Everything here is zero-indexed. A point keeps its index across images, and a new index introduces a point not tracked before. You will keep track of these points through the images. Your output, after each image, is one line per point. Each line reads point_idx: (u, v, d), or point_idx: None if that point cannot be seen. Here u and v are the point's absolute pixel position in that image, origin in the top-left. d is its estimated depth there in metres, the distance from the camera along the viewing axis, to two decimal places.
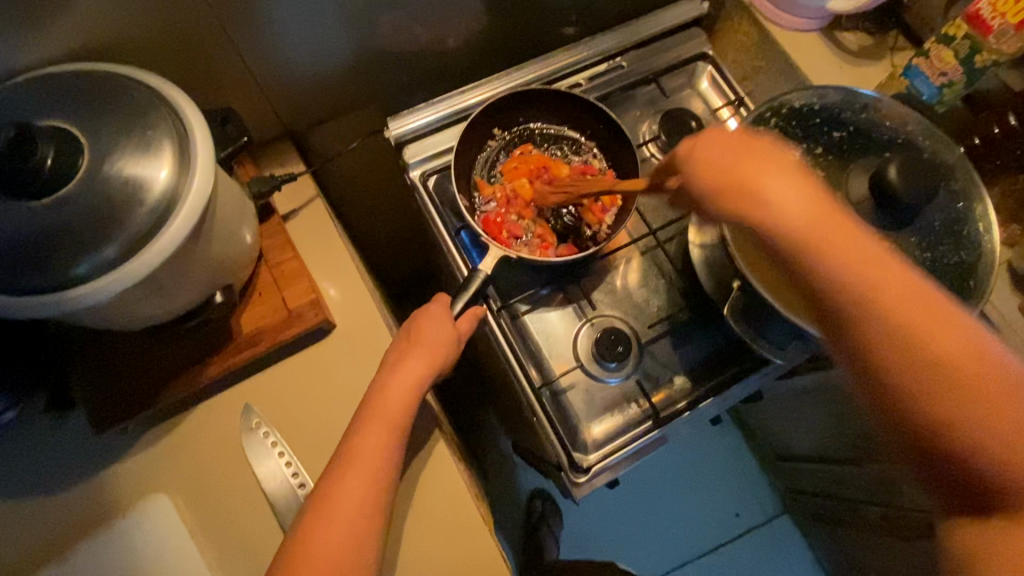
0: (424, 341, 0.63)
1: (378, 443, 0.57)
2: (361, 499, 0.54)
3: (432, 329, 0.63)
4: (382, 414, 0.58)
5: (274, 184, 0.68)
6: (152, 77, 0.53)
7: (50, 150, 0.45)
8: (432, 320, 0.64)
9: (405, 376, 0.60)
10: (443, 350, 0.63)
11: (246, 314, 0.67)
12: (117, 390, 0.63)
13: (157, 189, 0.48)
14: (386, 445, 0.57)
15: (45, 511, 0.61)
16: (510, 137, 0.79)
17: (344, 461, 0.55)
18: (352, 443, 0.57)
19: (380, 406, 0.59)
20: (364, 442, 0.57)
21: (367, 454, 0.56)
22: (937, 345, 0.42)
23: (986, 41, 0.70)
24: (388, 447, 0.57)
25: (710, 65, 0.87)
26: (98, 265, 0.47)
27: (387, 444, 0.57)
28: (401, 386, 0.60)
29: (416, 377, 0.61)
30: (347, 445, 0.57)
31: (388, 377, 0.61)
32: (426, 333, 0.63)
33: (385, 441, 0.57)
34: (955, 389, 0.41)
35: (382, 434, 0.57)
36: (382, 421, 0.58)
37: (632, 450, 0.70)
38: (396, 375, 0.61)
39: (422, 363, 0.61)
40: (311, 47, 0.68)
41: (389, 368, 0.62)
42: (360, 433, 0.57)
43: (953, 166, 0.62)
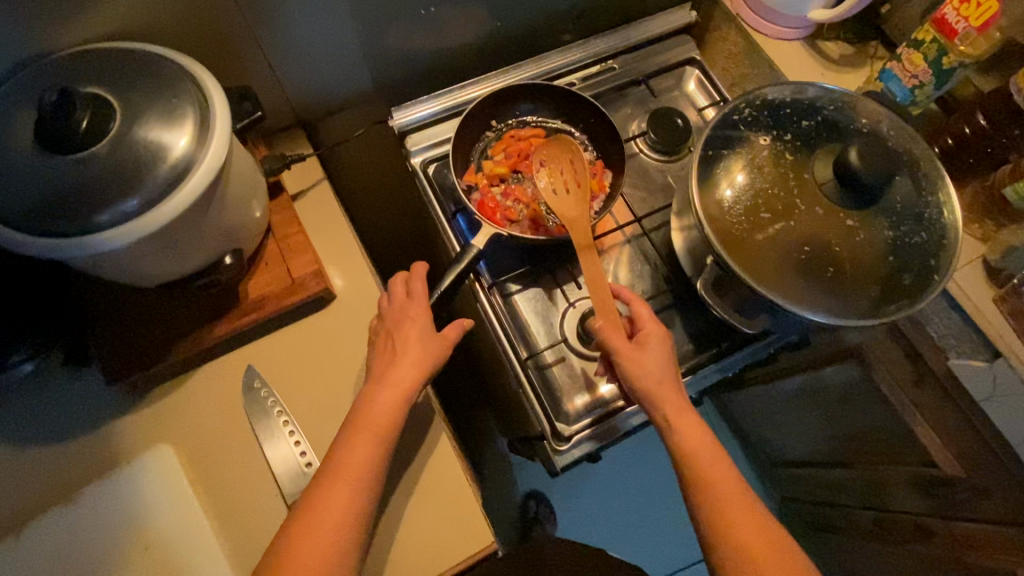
0: (412, 350, 0.64)
1: (366, 452, 0.59)
2: (346, 508, 0.56)
3: (418, 340, 0.65)
4: (367, 421, 0.60)
5: (284, 163, 0.74)
6: (178, 55, 0.59)
7: (85, 111, 0.51)
8: (418, 329, 0.66)
9: (394, 386, 0.62)
10: (430, 359, 0.65)
11: (253, 280, 0.72)
12: (130, 345, 0.67)
13: (178, 150, 0.53)
14: (373, 456, 0.59)
15: (57, 457, 0.66)
16: (505, 128, 0.85)
17: (332, 471, 0.57)
18: (341, 452, 0.58)
19: (368, 414, 0.61)
20: (353, 454, 0.58)
21: (355, 466, 0.58)
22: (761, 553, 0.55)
23: (952, 44, 0.74)
24: (376, 456, 0.59)
25: (697, 69, 0.93)
26: (119, 214, 0.52)
27: (372, 454, 0.59)
28: (392, 393, 0.62)
29: (405, 386, 0.63)
30: (336, 454, 0.58)
31: (375, 388, 0.62)
32: (411, 343, 0.65)
33: (371, 451, 0.59)
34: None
35: (368, 445, 0.59)
36: (370, 429, 0.60)
37: (611, 422, 0.73)
38: (385, 385, 0.62)
39: (414, 371, 0.63)
40: (324, 41, 0.75)
41: (378, 380, 0.63)
42: (350, 439, 0.59)
43: (916, 156, 0.67)
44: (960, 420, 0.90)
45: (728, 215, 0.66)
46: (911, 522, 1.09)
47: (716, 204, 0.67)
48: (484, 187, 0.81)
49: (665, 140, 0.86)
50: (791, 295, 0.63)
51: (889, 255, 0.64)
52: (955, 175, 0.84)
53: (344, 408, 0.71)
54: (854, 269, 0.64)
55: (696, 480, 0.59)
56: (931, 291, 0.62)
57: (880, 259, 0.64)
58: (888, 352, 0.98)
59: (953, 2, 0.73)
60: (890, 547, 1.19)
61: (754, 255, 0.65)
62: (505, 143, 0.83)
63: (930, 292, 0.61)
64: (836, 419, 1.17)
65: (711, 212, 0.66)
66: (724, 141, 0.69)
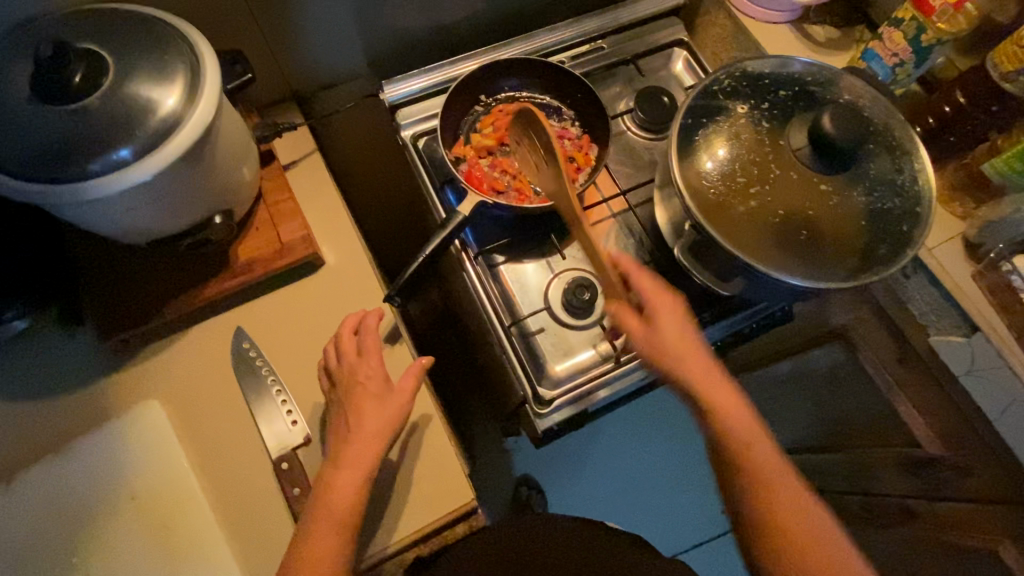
0: (367, 431, 0.63)
1: (332, 540, 0.58)
2: None
3: (371, 416, 0.63)
4: (328, 510, 0.59)
5: (276, 130, 0.76)
6: (172, 18, 0.61)
7: (80, 63, 0.52)
8: (370, 398, 0.64)
9: (352, 470, 0.61)
10: (385, 429, 0.63)
11: (243, 244, 0.73)
12: (122, 304, 0.69)
13: (168, 105, 0.55)
14: (339, 538, 0.59)
15: (49, 412, 0.67)
16: (494, 103, 0.87)
17: (298, 567, 0.57)
18: (304, 544, 0.58)
19: (329, 500, 0.60)
20: (317, 541, 0.58)
21: (323, 551, 0.58)
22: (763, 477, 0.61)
23: (930, 21, 0.76)
24: (340, 541, 0.58)
25: (685, 50, 0.95)
26: (110, 164, 0.53)
27: (337, 535, 0.59)
28: (350, 474, 0.61)
29: (364, 465, 0.61)
30: (301, 545, 0.58)
31: (333, 472, 0.61)
32: (366, 421, 0.63)
33: (336, 534, 0.59)
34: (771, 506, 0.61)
35: (332, 532, 0.59)
36: (331, 517, 0.59)
37: (590, 389, 0.74)
38: (341, 470, 0.61)
39: (371, 452, 0.62)
40: (317, 14, 0.76)
41: (335, 463, 0.62)
42: (312, 528, 0.59)
43: (891, 127, 0.69)
44: (941, 398, 0.92)
45: (707, 182, 0.68)
46: (897, 505, 1.10)
47: (695, 171, 0.68)
48: (473, 158, 0.82)
49: (652, 117, 0.88)
50: (767, 259, 0.65)
51: (864, 222, 0.66)
52: (936, 153, 0.86)
53: None
54: (830, 234, 0.65)
55: None
56: (903, 255, 0.63)
57: (855, 226, 0.65)
58: (873, 332, 0.99)
59: None
60: (875, 529, 1.20)
61: (731, 222, 0.66)
62: (489, 119, 0.85)
63: (902, 257, 0.63)
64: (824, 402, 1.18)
65: (690, 179, 0.68)
66: (703, 112, 0.70)
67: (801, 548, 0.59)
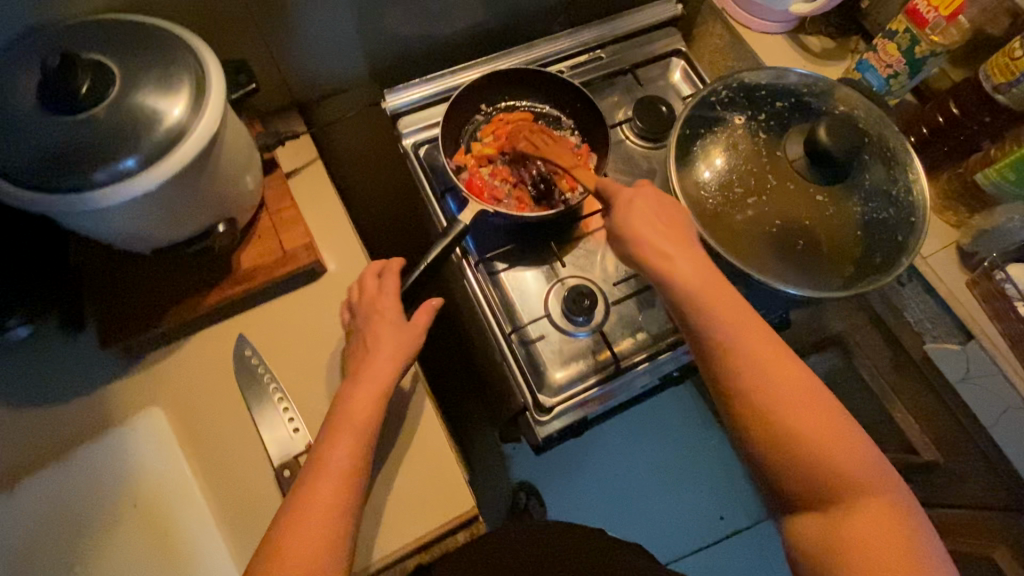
0: (386, 343, 0.65)
1: (348, 445, 0.58)
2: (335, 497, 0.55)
3: (388, 332, 0.66)
4: (347, 419, 0.60)
5: (278, 139, 0.77)
6: (178, 28, 0.61)
7: (87, 76, 0.53)
8: (387, 325, 0.67)
9: (371, 382, 0.63)
10: (404, 350, 0.66)
11: (245, 252, 0.74)
12: (124, 312, 0.69)
13: (174, 115, 0.55)
14: (357, 444, 0.59)
15: (52, 419, 0.67)
16: (495, 113, 0.88)
17: (312, 471, 0.57)
18: (323, 447, 0.58)
19: (348, 412, 0.60)
20: (335, 447, 0.58)
21: (340, 454, 0.58)
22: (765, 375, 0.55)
23: (923, 33, 0.77)
24: (358, 447, 0.59)
25: (682, 60, 0.96)
26: (116, 174, 0.54)
27: (350, 450, 0.58)
28: (370, 387, 0.62)
29: (382, 379, 0.63)
30: (318, 450, 0.58)
31: (354, 387, 0.62)
32: (386, 336, 0.66)
33: (353, 445, 0.59)
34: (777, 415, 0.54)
35: (349, 440, 0.59)
36: (350, 424, 0.60)
37: (590, 397, 0.75)
38: (362, 383, 0.63)
39: (391, 363, 0.64)
40: (321, 23, 0.77)
41: (354, 378, 0.63)
42: (331, 435, 0.59)
43: (886, 139, 0.70)
44: (937, 404, 0.93)
45: (705, 192, 0.69)
46: None
47: (693, 181, 0.69)
48: (474, 165, 0.83)
49: (650, 126, 0.89)
50: (765, 268, 0.66)
51: (861, 231, 0.67)
52: (931, 162, 0.87)
53: (332, 376, 0.73)
54: (827, 245, 0.66)
55: None
56: (899, 265, 0.64)
57: (852, 236, 0.66)
58: (869, 339, 1.00)
59: None
60: None
61: (729, 232, 0.67)
62: (490, 128, 0.86)
63: (898, 266, 0.64)
64: None
65: (689, 188, 0.69)
66: (701, 121, 0.71)
67: (824, 452, 0.53)
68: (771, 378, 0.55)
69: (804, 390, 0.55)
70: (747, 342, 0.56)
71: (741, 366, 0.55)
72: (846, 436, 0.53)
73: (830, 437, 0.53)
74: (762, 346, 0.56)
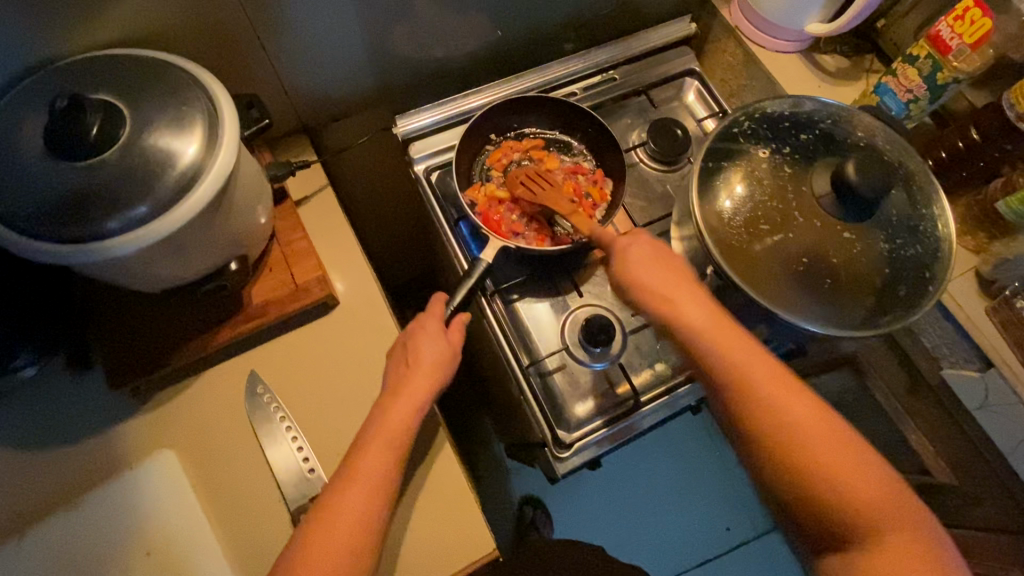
0: (424, 362, 0.65)
1: (380, 460, 0.59)
2: (362, 513, 0.56)
3: (427, 348, 0.66)
4: (382, 432, 0.60)
5: (289, 169, 0.74)
6: (189, 64, 0.59)
7: (96, 117, 0.51)
8: (426, 341, 0.66)
9: (407, 398, 0.63)
10: (440, 367, 0.65)
11: (256, 286, 0.72)
12: (133, 351, 0.68)
13: (187, 158, 0.53)
14: (387, 462, 0.59)
15: (59, 462, 0.66)
16: (504, 140, 0.86)
17: (344, 477, 0.58)
18: (355, 458, 0.59)
19: (383, 425, 0.61)
20: (366, 460, 0.59)
21: (369, 470, 0.58)
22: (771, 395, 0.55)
23: (946, 60, 0.76)
24: (388, 464, 0.59)
25: (697, 80, 0.94)
26: (128, 222, 0.52)
27: (385, 463, 0.59)
28: (406, 405, 0.62)
29: (418, 397, 0.63)
30: (351, 460, 0.59)
31: (390, 400, 0.63)
32: (424, 355, 0.65)
33: (386, 458, 0.59)
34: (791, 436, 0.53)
35: (381, 453, 0.59)
36: (383, 439, 0.60)
37: (610, 432, 0.74)
38: (399, 397, 0.63)
39: (427, 382, 0.64)
40: (332, 49, 0.76)
41: (392, 391, 0.64)
42: (365, 448, 0.60)
43: (912, 172, 0.68)
44: (953, 428, 0.92)
45: (729, 225, 0.68)
46: None
47: (717, 214, 0.68)
48: (487, 203, 0.81)
49: (664, 150, 0.87)
50: (789, 306, 0.65)
51: (887, 268, 0.66)
52: (949, 186, 0.86)
53: (347, 412, 0.71)
54: (853, 283, 0.65)
55: None
56: (927, 303, 0.63)
57: (878, 273, 0.65)
58: (883, 361, 0.99)
59: (947, 18, 0.75)
60: None
61: (752, 267, 0.66)
62: (498, 164, 0.84)
63: (925, 305, 0.63)
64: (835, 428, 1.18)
65: (712, 222, 0.68)
66: (724, 153, 0.70)
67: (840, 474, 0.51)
68: (783, 410, 0.54)
69: (812, 412, 0.54)
70: (755, 370, 0.56)
71: (749, 390, 0.55)
72: (864, 466, 0.52)
73: (848, 468, 0.51)
74: (773, 378, 0.56)
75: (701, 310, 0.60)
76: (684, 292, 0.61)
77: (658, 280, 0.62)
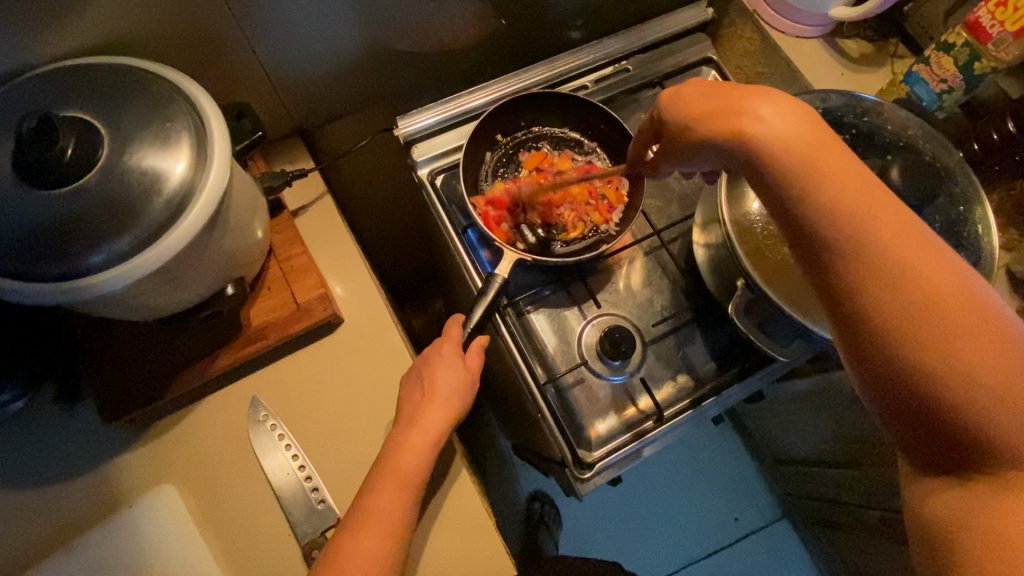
0: (439, 392, 0.62)
1: (395, 500, 0.56)
2: (375, 556, 0.53)
3: (445, 376, 0.63)
4: (393, 466, 0.58)
5: (285, 179, 0.69)
6: (171, 72, 0.54)
7: (70, 140, 0.46)
8: (444, 364, 0.63)
9: (422, 430, 0.60)
10: (457, 395, 0.63)
11: (255, 307, 0.68)
12: (124, 382, 0.63)
13: (174, 181, 0.48)
14: (399, 497, 0.57)
15: (51, 502, 0.62)
16: (513, 142, 0.81)
17: (356, 518, 0.55)
18: (366, 498, 0.56)
19: (394, 458, 0.58)
20: (378, 499, 0.56)
21: (381, 511, 0.56)
22: (917, 271, 0.38)
23: (985, 49, 0.71)
24: (400, 501, 0.57)
25: (715, 70, 0.88)
26: (113, 255, 0.47)
27: (399, 497, 0.57)
28: (420, 435, 0.60)
29: (433, 429, 0.61)
30: (362, 499, 0.57)
31: (404, 432, 0.60)
32: (440, 384, 0.62)
33: (398, 499, 0.57)
34: (939, 338, 0.38)
35: (395, 495, 0.57)
36: (393, 474, 0.58)
37: (632, 450, 0.71)
38: (413, 429, 0.60)
39: (442, 415, 0.61)
40: (325, 45, 0.69)
41: (406, 423, 0.61)
42: (375, 486, 0.57)
43: (954, 171, 0.64)
44: None
45: (756, 227, 0.65)
46: None
47: (746, 222, 0.65)
48: (500, 210, 0.76)
49: None
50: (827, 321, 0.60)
51: None
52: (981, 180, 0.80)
53: (356, 438, 0.67)
54: None
55: None
56: None
57: None
58: None
59: (988, 4, 0.70)
60: None
61: (781, 277, 0.63)
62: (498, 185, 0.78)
63: None
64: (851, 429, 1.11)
65: (742, 229, 0.65)
66: None
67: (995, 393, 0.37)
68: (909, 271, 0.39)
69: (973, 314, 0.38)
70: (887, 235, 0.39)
71: (881, 260, 0.39)
72: None
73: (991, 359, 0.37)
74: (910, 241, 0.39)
75: (797, 132, 0.42)
76: (778, 102, 0.44)
77: (741, 103, 0.44)
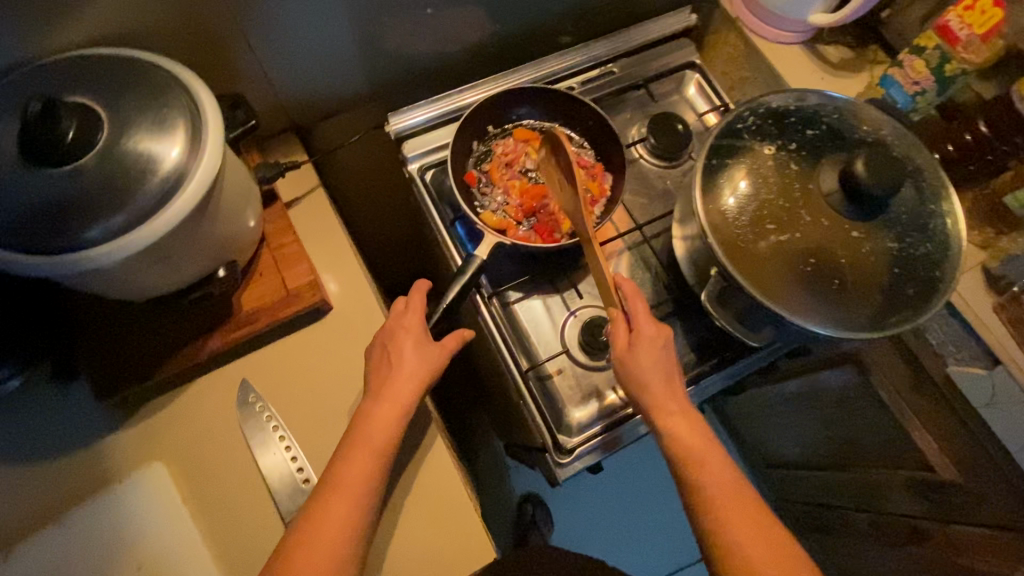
0: (407, 363, 0.64)
1: (364, 465, 0.58)
2: (344, 522, 0.55)
3: (407, 346, 0.65)
4: (366, 440, 0.60)
5: (279, 170, 0.72)
6: (169, 63, 0.57)
7: (72, 122, 0.48)
8: (409, 339, 0.66)
9: (392, 402, 0.62)
10: (427, 367, 0.65)
11: (246, 292, 0.70)
12: (118, 362, 0.66)
13: (168, 164, 0.51)
14: (368, 470, 0.58)
15: (42, 478, 0.64)
16: (502, 135, 0.84)
17: (328, 484, 0.57)
18: (336, 467, 0.58)
19: (365, 432, 0.60)
20: (347, 467, 0.58)
21: (351, 480, 0.57)
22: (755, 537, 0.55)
23: (955, 51, 0.75)
24: (371, 474, 0.58)
25: (698, 73, 0.91)
26: (108, 232, 0.50)
27: (370, 469, 0.58)
28: (388, 409, 0.62)
29: (401, 401, 0.62)
30: (333, 467, 0.58)
31: (372, 403, 0.62)
32: (404, 355, 0.65)
33: (368, 467, 0.58)
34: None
35: (370, 468, 0.59)
36: (364, 447, 0.59)
37: (609, 438, 0.72)
38: (382, 401, 0.62)
39: (413, 385, 0.64)
40: (320, 45, 0.73)
41: (374, 394, 0.63)
42: (346, 458, 0.59)
43: (922, 168, 0.67)
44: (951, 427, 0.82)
45: (731, 220, 0.66)
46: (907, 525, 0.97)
47: (721, 214, 0.67)
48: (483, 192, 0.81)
49: (665, 145, 0.83)
50: (797, 309, 0.63)
51: (896, 268, 0.64)
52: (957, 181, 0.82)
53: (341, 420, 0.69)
54: (861, 281, 0.64)
55: (699, 491, 0.59)
56: (935, 305, 0.62)
57: (889, 274, 0.64)
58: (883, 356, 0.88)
59: (957, 9, 0.74)
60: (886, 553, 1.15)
61: (760, 268, 0.64)
62: (490, 165, 0.82)
63: (932, 308, 0.62)
64: (832, 425, 1.05)
65: (716, 222, 0.66)
66: (729, 151, 0.69)
67: None
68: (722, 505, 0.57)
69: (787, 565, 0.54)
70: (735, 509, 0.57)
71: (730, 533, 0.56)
72: None
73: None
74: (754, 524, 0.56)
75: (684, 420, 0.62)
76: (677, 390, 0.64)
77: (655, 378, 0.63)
